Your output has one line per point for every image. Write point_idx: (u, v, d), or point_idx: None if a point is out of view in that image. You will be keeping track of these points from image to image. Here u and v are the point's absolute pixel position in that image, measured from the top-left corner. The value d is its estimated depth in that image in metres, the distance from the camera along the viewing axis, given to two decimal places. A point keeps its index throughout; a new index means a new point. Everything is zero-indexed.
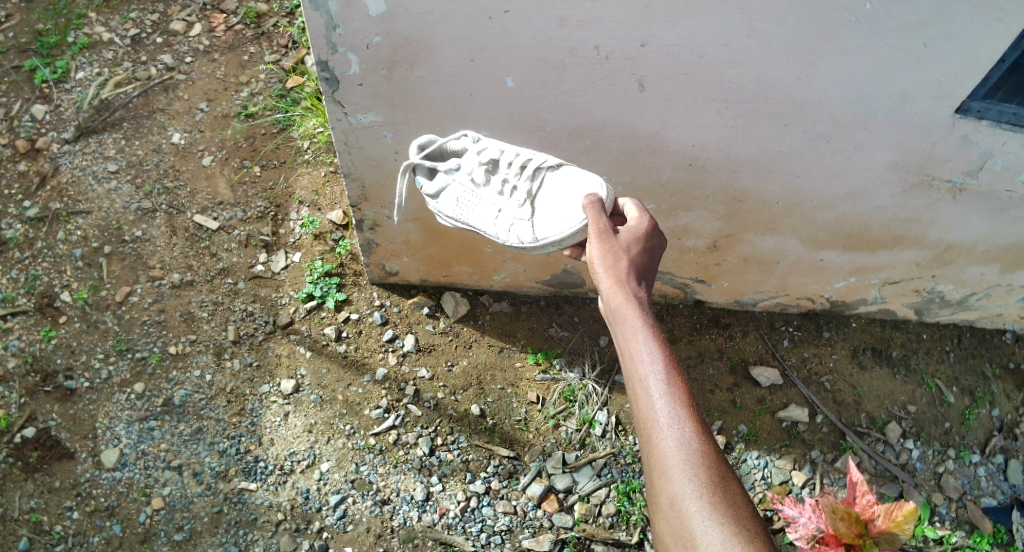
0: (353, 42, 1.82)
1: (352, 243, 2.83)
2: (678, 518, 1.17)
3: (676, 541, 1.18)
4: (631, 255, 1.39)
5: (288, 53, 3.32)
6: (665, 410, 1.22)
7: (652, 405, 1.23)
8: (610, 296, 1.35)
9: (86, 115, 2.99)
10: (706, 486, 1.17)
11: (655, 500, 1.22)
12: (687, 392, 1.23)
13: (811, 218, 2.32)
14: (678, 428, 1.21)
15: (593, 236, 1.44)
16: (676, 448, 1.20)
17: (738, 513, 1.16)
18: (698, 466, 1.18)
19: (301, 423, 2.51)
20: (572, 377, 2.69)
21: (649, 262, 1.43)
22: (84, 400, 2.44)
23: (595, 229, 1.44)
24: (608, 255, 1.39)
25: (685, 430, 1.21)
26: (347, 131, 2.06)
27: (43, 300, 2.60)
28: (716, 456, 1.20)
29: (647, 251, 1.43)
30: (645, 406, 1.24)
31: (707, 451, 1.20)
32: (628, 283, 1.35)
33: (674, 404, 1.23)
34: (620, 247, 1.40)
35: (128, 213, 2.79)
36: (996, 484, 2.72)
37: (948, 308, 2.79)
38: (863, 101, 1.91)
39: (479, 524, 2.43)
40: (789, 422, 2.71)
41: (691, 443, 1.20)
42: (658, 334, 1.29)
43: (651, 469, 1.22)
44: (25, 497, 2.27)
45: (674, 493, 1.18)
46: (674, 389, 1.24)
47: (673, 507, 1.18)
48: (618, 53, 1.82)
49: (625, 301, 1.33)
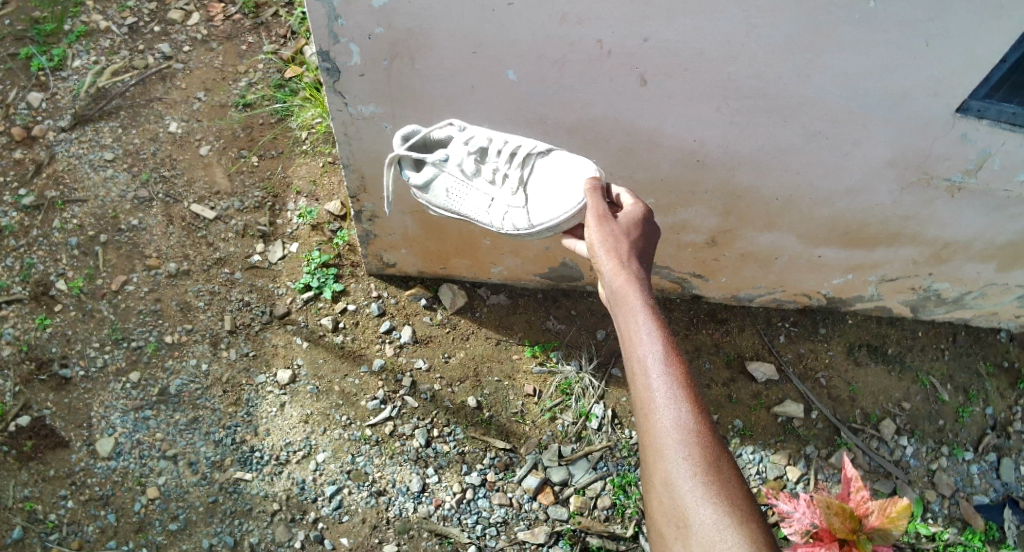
0: (354, 34, 1.81)
1: (350, 234, 2.83)
2: (672, 497, 1.18)
3: (670, 521, 1.18)
4: (630, 238, 1.41)
5: (287, 43, 3.31)
6: (662, 390, 1.23)
7: (650, 385, 1.24)
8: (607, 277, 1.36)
9: (83, 103, 2.97)
10: (700, 465, 1.18)
11: (650, 481, 1.23)
12: (686, 373, 1.23)
13: (809, 215, 2.32)
14: (674, 408, 1.21)
15: (592, 217, 1.46)
16: (673, 428, 1.20)
17: (732, 492, 1.17)
18: (693, 446, 1.19)
19: (297, 413, 2.50)
20: (568, 370, 2.69)
21: (646, 246, 1.45)
22: (78, 390, 2.43)
23: (595, 212, 1.46)
24: (606, 237, 1.40)
25: (682, 410, 1.22)
26: (347, 123, 2.06)
27: (37, 289, 2.58)
28: (711, 434, 1.20)
29: (645, 235, 1.45)
30: (641, 387, 1.25)
31: (703, 432, 1.20)
32: (627, 263, 1.36)
33: (672, 385, 1.23)
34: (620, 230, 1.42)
35: (124, 202, 2.78)
36: (988, 481, 2.74)
37: (943, 306, 2.80)
38: (861, 100, 1.92)
39: (474, 516, 2.43)
40: (784, 418, 2.72)
41: (686, 423, 1.20)
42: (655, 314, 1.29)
43: (646, 449, 1.23)
44: (19, 485, 2.26)
45: (668, 472, 1.19)
46: (672, 369, 1.24)
47: (667, 487, 1.19)
48: (619, 48, 1.82)
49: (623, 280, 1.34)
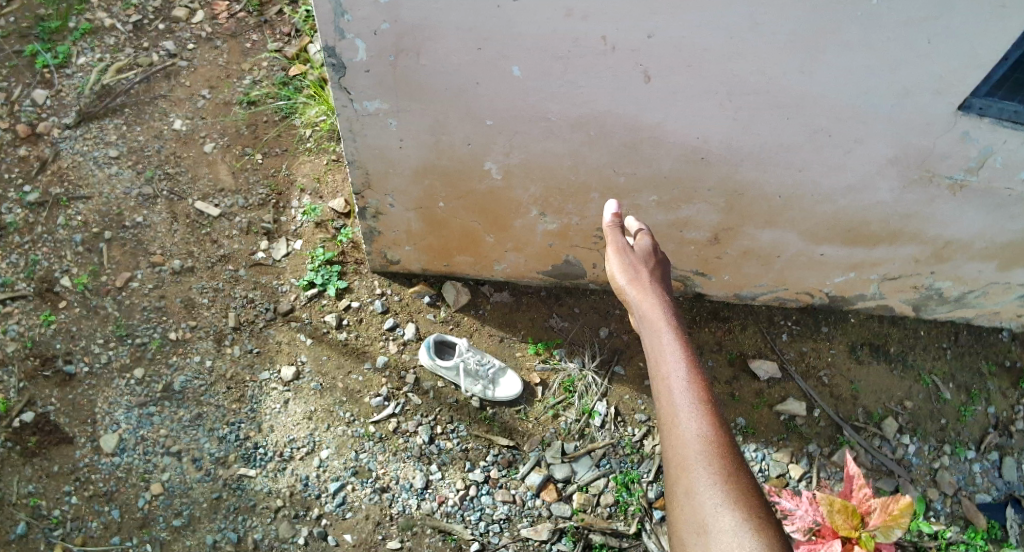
0: (359, 29, 1.81)
1: (354, 232, 2.85)
2: (692, 506, 1.24)
3: (689, 526, 1.24)
4: (648, 265, 1.58)
5: (291, 41, 3.32)
6: (684, 399, 1.32)
7: (672, 395, 1.33)
8: (629, 296, 1.53)
9: (88, 101, 2.97)
10: (721, 476, 1.24)
11: (672, 488, 1.29)
12: (706, 382, 1.33)
13: (811, 211, 2.32)
14: (695, 416, 1.30)
15: (613, 248, 1.61)
16: (692, 436, 1.29)
17: (753, 507, 1.22)
18: (715, 457, 1.26)
19: (301, 410, 2.51)
20: (571, 367, 2.70)
21: (664, 269, 1.63)
22: (83, 386, 2.44)
23: (617, 244, 1.61)
24: (626, 264, 1.57)
25: (702, 419, 1.30)
26: (352, 118, 2.06)
27: (42, 285, 2.58)
28: (731, 445, 1.28)
29: (659, 263, 1.62)
30: (665, 395, 1.34)
31: (721, 442, 1.28)
32: (646, 283, 1.53)
33: (694, 395, 1.32)
34: (639, 260, 1.59)
35: (129, 199, 2.79)
36: (990, 480, 2.73)
37: (946, 305, 2.81)
38: (866, 100, 1.93)
39: (478, 513, 2.43)
40: (786, 416, 2.72)
41: (706, 433, 1.28)
42: (678, 326, 1.44)
43: (667, 453, 1.31)
44: (23, 481, 2.26)
45: (690, 482, 1.26)
46: (694, 378, 1.34)
47: (687, 496, 1.25)
48: (623, 43, 1.82)
49: (645, 300, 1.50)
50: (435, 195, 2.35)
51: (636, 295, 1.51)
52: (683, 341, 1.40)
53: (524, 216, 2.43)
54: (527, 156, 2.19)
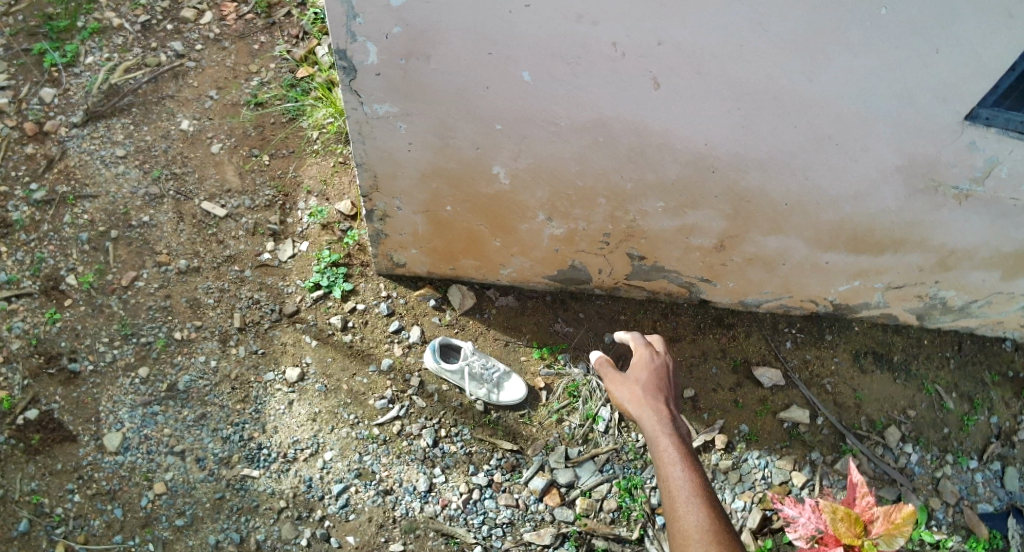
0: (370, 32, 1.82)
1: (360, 234, 2.85)
2: None
3: None
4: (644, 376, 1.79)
5: (299, 43, 3.32)
6: (686, 491, 1.51)
7: (676, 489, 1.52)
8: (628, 406, 1.74)
9: (95, 100, 2.98)
10: None
11: None
12: (704, 479, 1.52)
13: (817, 219, 2.32)
14: (696, 508, 1.49)
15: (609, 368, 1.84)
16: (696, 528, 1.47)
17: None
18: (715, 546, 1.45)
19: (304, 411, 2.51)
20: (576, 372, 2.70)
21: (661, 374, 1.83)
22: (87, 384, 2.44)
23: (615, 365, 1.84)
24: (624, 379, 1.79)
25: (702, 511, 1.49)
26: (360, 120, 2.07)
27: (48, 283, 2.59)
28: (728, 534, 1.47)
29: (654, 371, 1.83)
30: (668, 491, 1.54)
31: (720, 532, 1.47)
32: (644, 394, 1.74)
33: (694, 488, 1.51)
34: (636, 373, 1.80)
35: (135, 198, 2.79)
36: (992, 490, 2.73)
37: (949, 315, 2.81)
38: (874, 108, 1.93)
39: (480, 517, 2.43)
40: (789, 423, 2.72)
41: (706, 524, 1.47)
42: (675, 432, 1.64)
43: (673, 544, 1.49)
44: (26, 478, 2.26)
45: None
46: (692, 475, 1.54)
47: None
48: (632, 49, 1.82)
49: (644, 409, 1.71)
50: (441, 198, 2.36)
51: (635, 406, 1.72)
52: (680, 446, 1.60)
53: (531, 220, 2.44)
54: (534, 161, 2.19)
